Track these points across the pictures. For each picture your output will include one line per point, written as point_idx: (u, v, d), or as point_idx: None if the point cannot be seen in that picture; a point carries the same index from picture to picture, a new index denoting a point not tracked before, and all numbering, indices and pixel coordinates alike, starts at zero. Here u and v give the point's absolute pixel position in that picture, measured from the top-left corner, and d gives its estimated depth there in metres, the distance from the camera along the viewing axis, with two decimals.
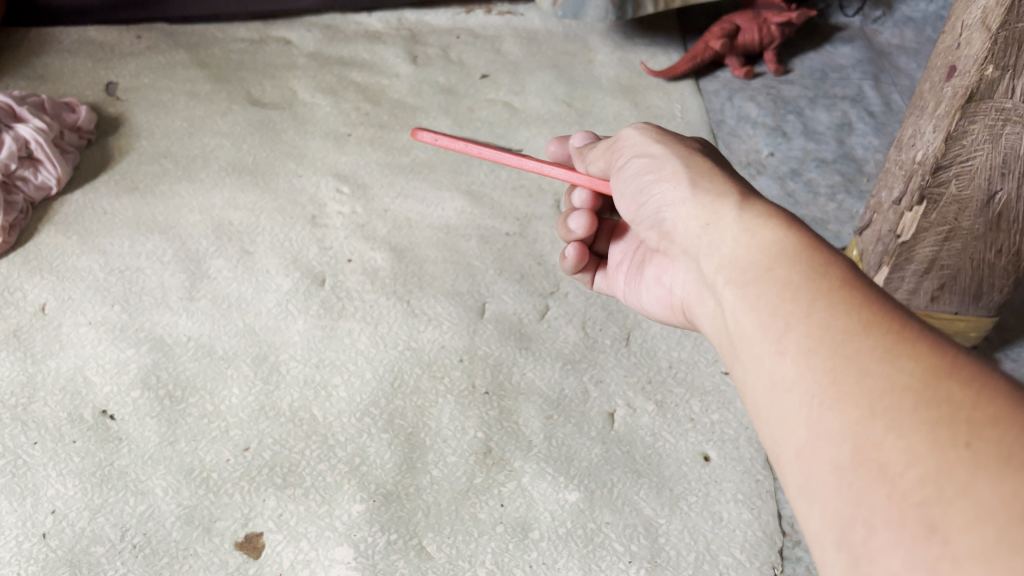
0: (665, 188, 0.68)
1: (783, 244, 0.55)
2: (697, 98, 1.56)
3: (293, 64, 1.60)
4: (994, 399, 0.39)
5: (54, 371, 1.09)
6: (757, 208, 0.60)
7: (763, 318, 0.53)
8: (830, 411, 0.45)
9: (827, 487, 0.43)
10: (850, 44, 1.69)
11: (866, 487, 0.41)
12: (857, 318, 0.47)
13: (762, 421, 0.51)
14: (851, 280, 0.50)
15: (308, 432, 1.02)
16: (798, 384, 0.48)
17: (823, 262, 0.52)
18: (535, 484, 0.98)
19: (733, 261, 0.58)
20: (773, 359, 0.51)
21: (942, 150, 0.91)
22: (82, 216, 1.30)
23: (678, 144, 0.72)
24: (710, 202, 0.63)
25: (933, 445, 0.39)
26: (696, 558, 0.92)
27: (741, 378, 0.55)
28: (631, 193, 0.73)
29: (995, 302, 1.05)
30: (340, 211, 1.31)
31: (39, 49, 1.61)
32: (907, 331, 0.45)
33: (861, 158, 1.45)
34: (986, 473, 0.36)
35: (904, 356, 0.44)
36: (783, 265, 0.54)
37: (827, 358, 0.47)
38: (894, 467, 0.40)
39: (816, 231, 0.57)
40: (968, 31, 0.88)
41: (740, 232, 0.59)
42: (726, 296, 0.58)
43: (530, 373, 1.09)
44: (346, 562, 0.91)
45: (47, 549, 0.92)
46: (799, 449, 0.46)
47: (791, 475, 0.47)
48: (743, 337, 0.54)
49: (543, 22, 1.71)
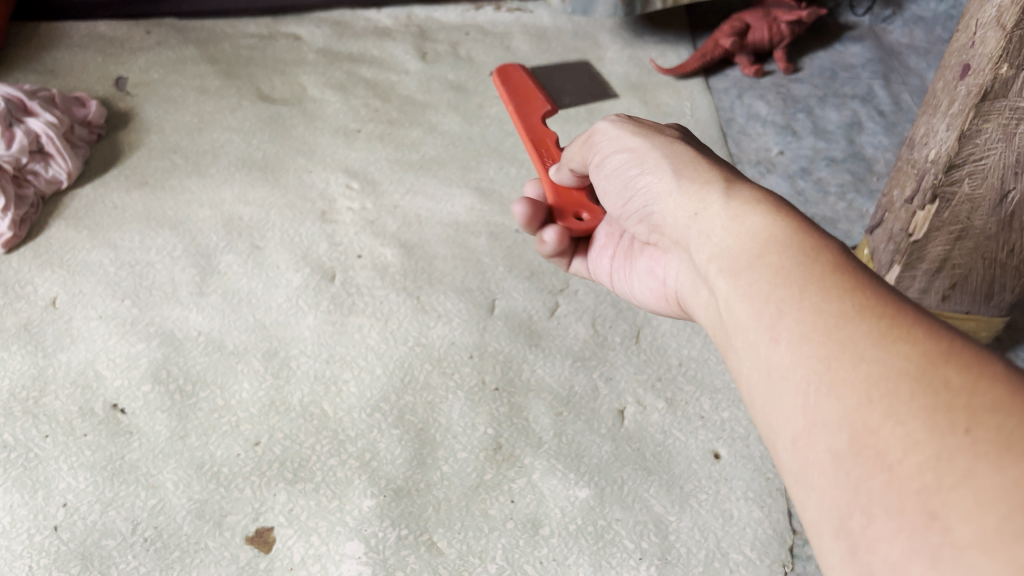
0: (653, 181, 0.68)
1: (774, 230, 0.55)
2: (706, 96, 1.56)
3: (303, 60, 1.60)
4: (992, 385, 0.39)
5: (65, 365, 1.09)
6: (746, 195, 0.60)
7: (756, 305, 0.52)
8: (826, 398, 0.44)
9: (824, 475, 0.43)
10: (860, 43, 1.69)
11: (864, 474, 0.40)
12: (851, 304, 0.47)
13: (757, 410, 0.51)
14: (844, 266, 0.50)
15: (319, 427, 1.03)
16: (793, 371, 0.47)
17: (815, 249, 0.52)
18: (545, 480, 0.98)
19: (725, 249, 0.57)
20: (767, 347, 0.50)
21: (955, 149, 0.91)
22: (93, 210, 1.30)
23: (667, 134, 0.72)
24: (700, 191, 0.63)
25: (933, 431, 0.38)
26: (706, 556, 0.92)
27: (735, 366, 0.55)
28: (617, 189, 0.73)
29: (1006, 302, 1.05)
30: (350, 207, 1.31)
31: (49, 43, 1.61)
32: (901, 318, 0.45)
33: (871, 157, 1.44)
34: (987, 460, 0.36)
35: (899, 342, 0.43)
36: (774, 252, 0.53)
37: (821, 346, 0.46)
38: (892, 454, 0.39)
39: (809, 218, 0.56)
40: (983, 30, 0.87)
41: (730, 220, 0.59)
42: (719, 284, 0.57)
43: (540, 370, 1.09)
44: (356, 557, 0.91)
45: (59, 541, 0.92)
46: (795, 436, 0.46)
47: (788, 464, 0.47)
48: (737, 325, 0.54)
49: (553, 19, 1.71)
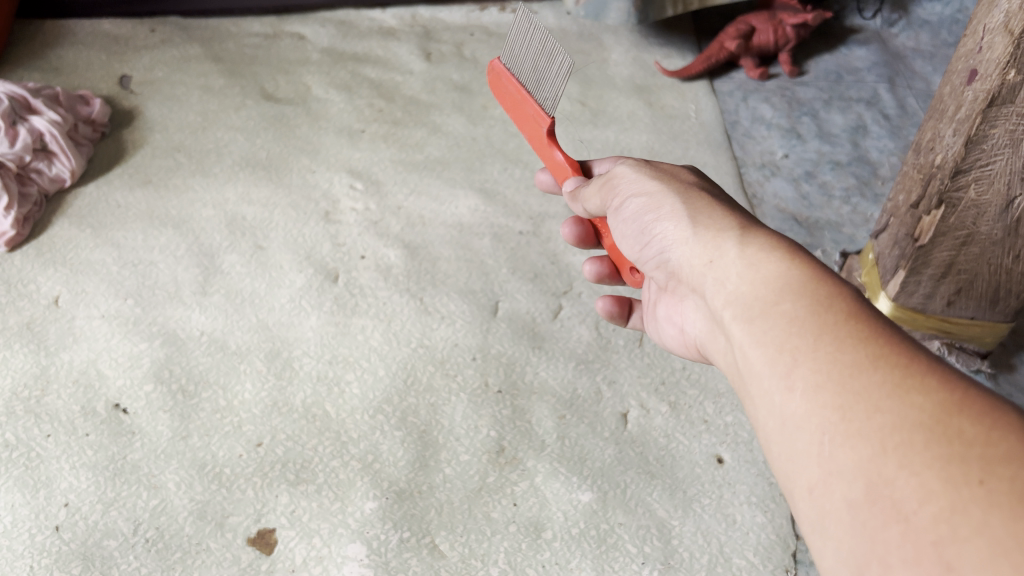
0: (667, 225, 0.67)
1: (787, 276, 0.55)
2: (711, 98, 1.56)
3: (307, 59, 1.59)
4: (1005, 436, 0.39)
5: (68, 364, 1.09)
6: (757, 241, 0.59)
7: (770, 352, 0.52)
8: (841, 447, 0.44)
9: (839, 523, 0.42)
10: (866, 46, 1.68)
11: (880, 524, 0.40)
12: (864, 353, 0.47)
13: (772, 457, 0.50)
14: (857, 314, 0.50)
15: (321, 428, 1.02)
16: (808, 419, 0.47)
17: (827, 296, 0.52)
18: (547, 484, 0.98)
19: (738, 296, 0.57)
20: (781, 394, 0.50)
21: (962, 154, 0.91)
22: (96, 208, 1.30)
23: (676, 178, 0.71)
24: (713, 237, 0.63)
25: (947, 481, 0.38)
26: (710, 561, 0.91)
27: (751, 412, 0.54)
28: (634, 235, 0.72)
29: (1012, 308, 1.05)
30: (354, 207, 1.30)
31: (54, 41, 1.61)
32: (915, 365, 0.45)
33: (876, 161, 1.44)
34: (1001, 511, 0.36)
35: (913, 391, 0.43)
36: (788, 298, 0.53)
37: (835, 395, 0.46)
38: (908, 505, 0.39)
39: (821, 263, 0.56)
40: (990, 35, 0.87)
41: (744, 266, 0.58)
42: (732, 330, 0.57)
43: (543, 373, 1.09)
44: (358, 560, 0.90)
45: (60, 542, 0.92)
46: (811, 484, 0.45)
47: (803, 511, 0.46)
48: (752, 372, 0.53)
49: (557, 20, 1.71)
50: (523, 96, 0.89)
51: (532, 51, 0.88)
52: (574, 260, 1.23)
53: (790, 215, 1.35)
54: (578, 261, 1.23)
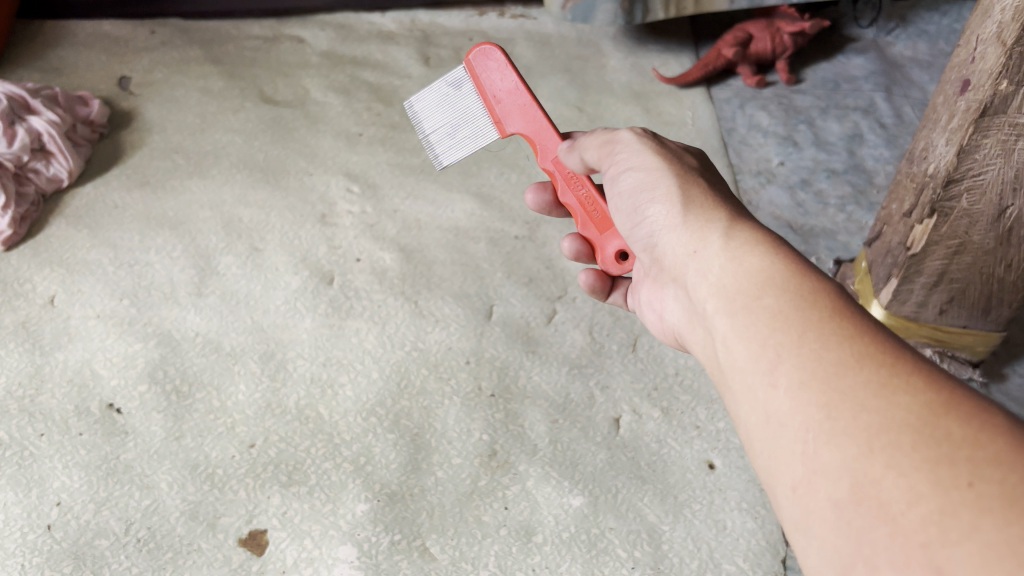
0: (657, 211, 0.67)
1: (771, 270, 0.55)
2: (709, 105, 1.56)
3: (306, 63, 1.60)
4: (994, 439, 0.39)
5: (63, 363, 1.09)
6: (742, 234, 0.60)
7: (755, 347, 0.52)
8: (825, 446, 0.44)
9: (823, 522, 0.43)
10: (863, 55, 1.69)
11: (868, 523, 0.40)
12: (849, 351, 0.47)
13: (755, 452, 0.50)
14: (843, 310, 0.51)
15: (314, 430, 1.03)
16: (792, 417, 0.47)
17: (811, 291, 0.52)
18: (539, 487, 0.98)
19: (721, 287, 0.57)
20: (765, 390, 0.50)
21: (953, 163, 0.91)
22: (94, 209, 1.31)
23: (669, 161, 0.71)
24: (699, 228, 0.63)
25: (936, 484, 0.38)
26: (700, 566, 0.92)
27: (733, 406, 0.55)
28: (626, 212, 0.73)
29: (1004, 317, 1.05)
30: (350, 210, 1.31)
31: (54, 42, 1.62)
32: (900, 365, 0.45)
33: (872, 169, 1.45)
34: (991, 516, 0.36)
35: (899, 391, 0.44)
36: (772, 292, 0.53)
37: (820, 393, 0.46)
38: (896, 507, 0.39)
39: (803, 257, 0.57)
40: (983, 46, 0.87)
41: (727, 260, 0.59)
42: (715, 322, 0.57)
43: (536, 377, 1.09)
44: (349, 561, 0.91)
45: (52, 540, 0.92)
46: (795, 482, 0.46)
47: (787, 509, 0.46)
48: (735, 367, 0.53)
49: (556, 26, 1.72)
50: (491, 98, 0.90)
51: (493, 65, 0.90)
52: (569, 265, 1.24)
53: (785, 222, 1.35)
54: (573, 266, 1.24)
